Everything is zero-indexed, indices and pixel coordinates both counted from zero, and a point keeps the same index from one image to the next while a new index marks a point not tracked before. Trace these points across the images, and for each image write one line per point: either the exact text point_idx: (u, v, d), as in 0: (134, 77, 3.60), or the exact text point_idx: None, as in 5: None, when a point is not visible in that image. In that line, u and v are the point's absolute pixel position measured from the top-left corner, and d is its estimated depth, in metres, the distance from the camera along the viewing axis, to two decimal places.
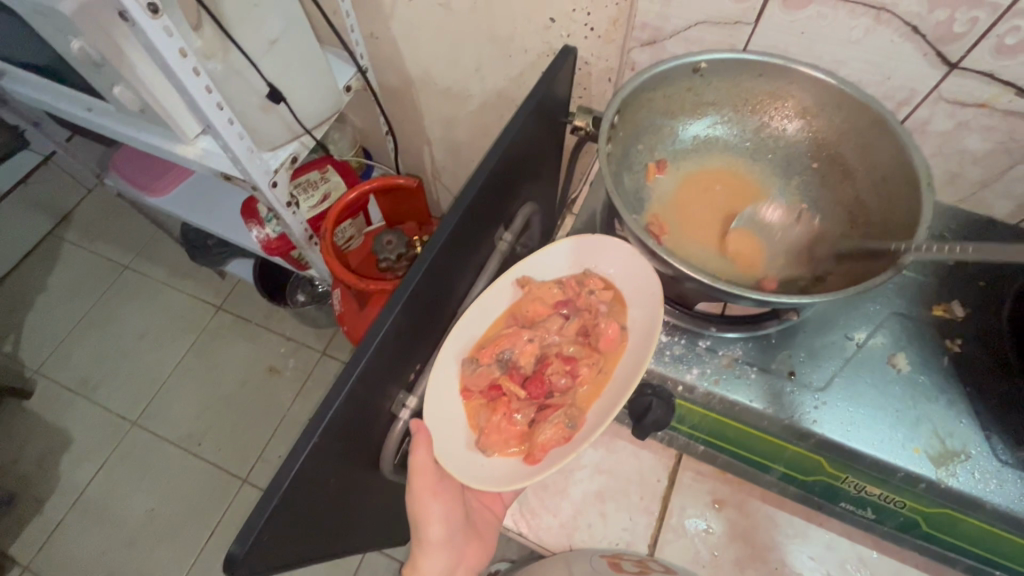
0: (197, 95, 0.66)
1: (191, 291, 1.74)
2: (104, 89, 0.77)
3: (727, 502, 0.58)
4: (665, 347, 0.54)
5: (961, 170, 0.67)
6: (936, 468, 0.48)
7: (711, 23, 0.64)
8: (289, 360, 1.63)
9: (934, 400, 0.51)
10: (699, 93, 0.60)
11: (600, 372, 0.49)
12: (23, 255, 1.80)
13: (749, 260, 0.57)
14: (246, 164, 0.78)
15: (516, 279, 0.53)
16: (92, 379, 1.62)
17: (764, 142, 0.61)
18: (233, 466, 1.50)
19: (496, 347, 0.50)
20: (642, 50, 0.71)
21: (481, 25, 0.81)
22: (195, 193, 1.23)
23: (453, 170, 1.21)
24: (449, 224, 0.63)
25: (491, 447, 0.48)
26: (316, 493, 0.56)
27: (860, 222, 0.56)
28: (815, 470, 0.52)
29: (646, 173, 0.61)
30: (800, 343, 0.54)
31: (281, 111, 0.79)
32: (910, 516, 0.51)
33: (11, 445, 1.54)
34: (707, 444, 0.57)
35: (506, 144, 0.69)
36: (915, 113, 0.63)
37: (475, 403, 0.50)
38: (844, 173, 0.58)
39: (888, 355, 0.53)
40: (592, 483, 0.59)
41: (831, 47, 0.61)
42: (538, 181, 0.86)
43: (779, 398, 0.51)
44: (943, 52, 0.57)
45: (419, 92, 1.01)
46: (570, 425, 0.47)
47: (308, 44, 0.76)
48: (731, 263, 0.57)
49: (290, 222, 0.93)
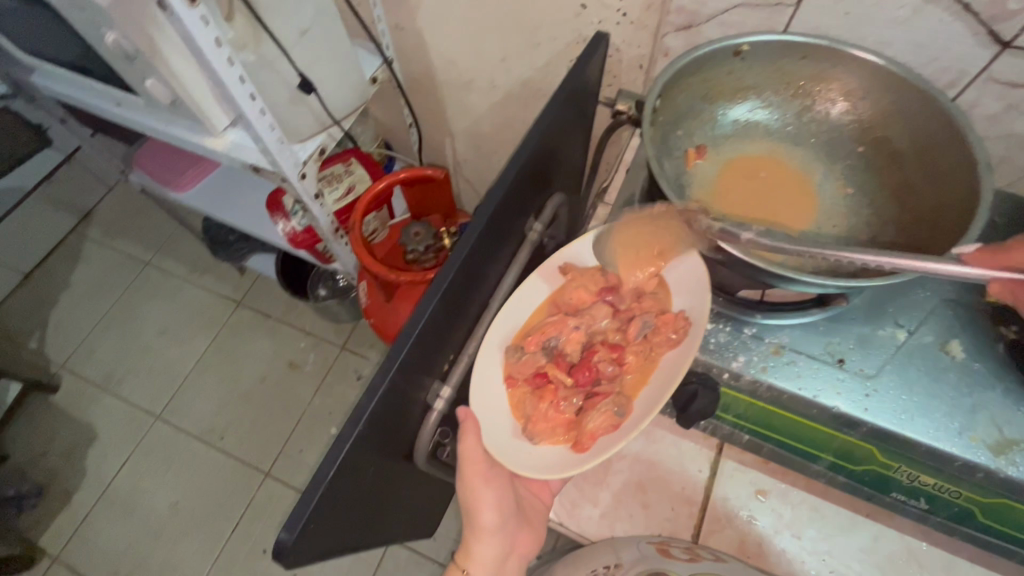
0: (233, 87, 0.66)
1: (211, 287, 1.76)
2: (135, 82, 0.77)
3: (770, 492, 0.57)
4: (710, 335, 0.54)
5: (1009, 154, 0.65)
6: (995, 456, 0.46)
7: (751, 6, 0.62)
8: (310, 355, 1.64)
9: (990, 388, 0.50)
10: (740, 77, 0.59)
11: (647, 359, 0.48)
12: (47, 252, 1.83)
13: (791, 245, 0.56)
14: (277, 155, 0.77)
15: (558, 265, 0.52)
16: (116, 374, 1.64)
17: (806, 126, 0.60)
18: (256, 459, 1.51)
19: (542, 335, 0.49)
20: (676, 35, 0.70)
21: (509, 14, 0.81)
22: (218, 188, 1.24)
23: (475, 162, 1.21)
24: (484, 213, 0.63)
25: (538, 435, 0.47)
26: (357, 481, 0.56)
27: (910, 206, 0.55)
28: (866, 459, 0.51)
29: (687, 158, 0.59)
30: (849, 330, 0.53)
31: (311, 101, 0.79)
32: (965, 506, 0.50)
33: (38, 439, 1.57)
34: (751, 433, 0.56)
35: (539, 132, 0.68)
36: (962, 95, 0.61)
37: (519, 391, 0.49)
38: (891, 157, 0.57)
39: (940, 342, 0.52)
40: (632, 473, 0.58)
41: (876, 28, 0.59)
42: (567, 171, 0.85)
43: (829, 386, 0.50)
44: (995, 31, 0.55)
45: (443, 83, 1.01)
46: (618, 413, 0.46)
47: (337, 33, 0.76)
48: None
49: (317, 214, 0.93)
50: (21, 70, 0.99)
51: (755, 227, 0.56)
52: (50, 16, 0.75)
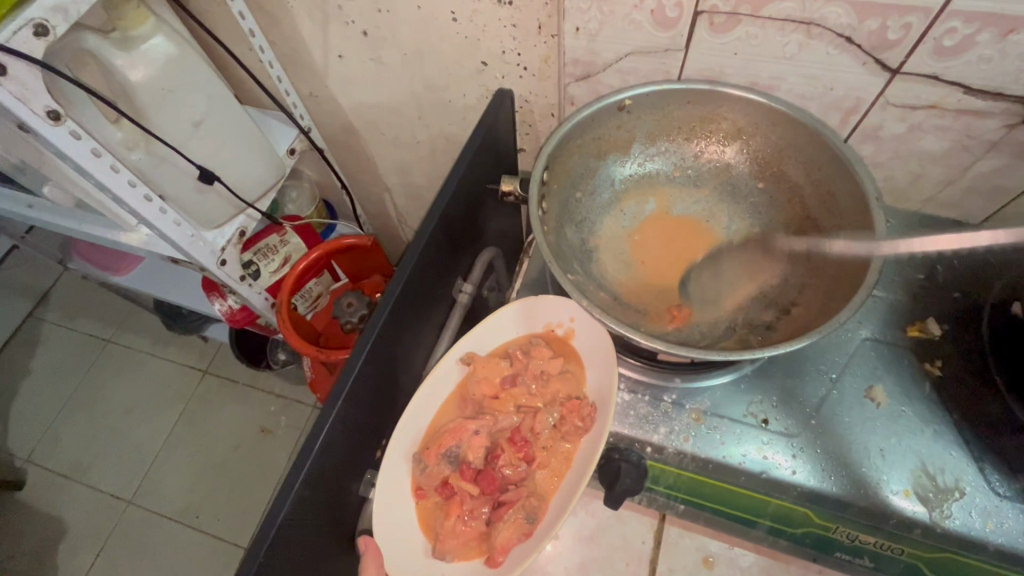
0: (121, 192, 0.63)
1: (176, 358, 1.72)
2: (35, 187, 0.75)
3: (718, 558, 0.54)
4: (629, 407, 0.51)
5: (923, 170, 0.64)
6: (929, 510, 0.44)
7: (640, 53, 0.62)
8: (280, 419, 1.60)
9: (919, 432, 0.48)
10: (631, 130, 0.59)
11: (558, 452, 0.45)
12: (4, 341, 1.78)
13: (721, 308, 0.53)
14: (188, 248, 0.75)
15: (460, 355, 0.49)
16: (84, 461, 1.59)
17: (703, 168, 0.58)
18: (233, 535, 1.46)
19: (441, 445, 0.45)
20: (578, 85, 0.69)
21: (415, 74, 0.79)
22: (159, 267, 1.20)
23: (417, 213, 1.19)
24: (391, 296, 0.60)
25: (448, 553, 0.43)
26: None
27: (815, 240, 0.53)
28: (804, 522, 0.49)
29: (590, 223, 0.58)
30: (772, 385, 0.51)
31: (218, 190, 0.76)
32: (911, 561, 0.47)
33: (6, 540, 1.51)
34: (687, 502, 0.53)
35: (447, 198, 0.66)
36: (864, 121, 0.60)
37: (430, 503, 0.45)
38: (791, 190, 0.55)
39: (866, 388, 0.50)
40: (574, 553, 0.56)
41: (768, 64, 0.58)
42: (492, 225, 0.84)
43: (755, 451, 0.48)
44: (881, 60, 0.54)
45: (367, 143, 0.99)
46: (529, 519, 0.42)
47: (237, 118, 0.74)
48: (702, 313, 0.53)
49: (247, 295, 0.90)
50: None
51: (679, 289, 0.54)
52: None
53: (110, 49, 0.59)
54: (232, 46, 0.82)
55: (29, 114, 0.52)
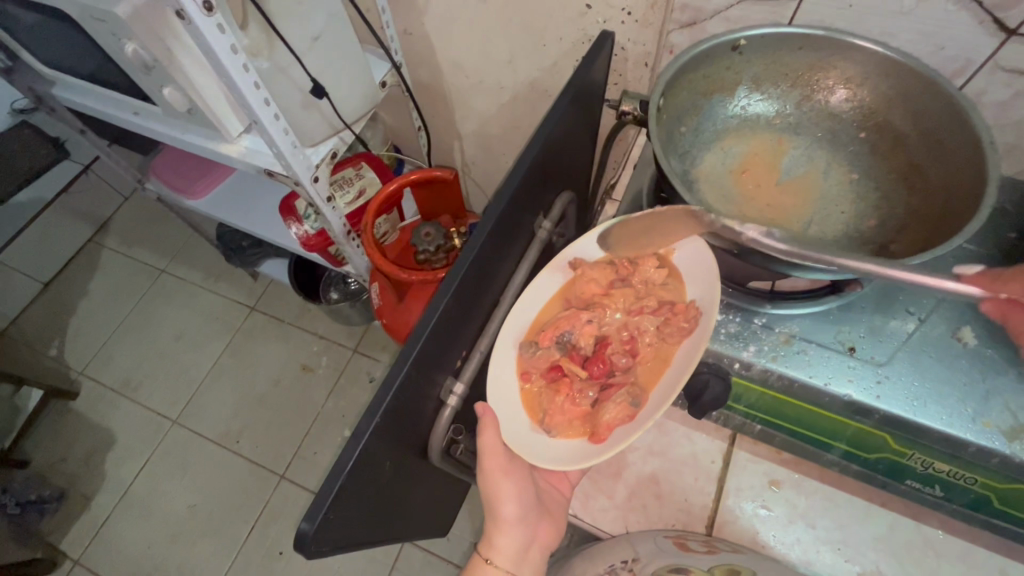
0: (248, 93, 0.68)
1: (226, 292, 1.78)
2: (153, 91, 0.80)
3: (784, 483, 0.57)
4: (720, 325, 0.54)
5: (1017, 141, 0.65)
6: (1010, 442, 0.46)
7: (752, 2, 0.63)
8: (322, 358, 1.65)
9: (1004, 373, 0.50)
10: (739, 72, 0.60)
11: (662, 349, 0.49)
12: (65, 262, 1.86)
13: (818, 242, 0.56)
14: (290, 159, 0.79)
15: (567, 261, 0.54)
16: (135, 379, 1.66)
17: (806, 114, 0.61)
18: (271, 462, 1.52)
19: (556, 330, 0.50)
20: (681, 32, 0.71)
21: (515, 16, 0.82)
22: (232, 195, 1.26)
23: (484, 164, 1.22)
24: (494, 212, 0.64)
25: (554, 427, 0.49)
26: (375, 475, 0.57)
27: (916, 186, 0.55)
28: (879, 447, 0.51)
29: (692, 156, 0.61)
30: (860, 318, 0.53)
31: (322, 107, 0.81)
32: (981, 493, 0.50)
33: (58, 445, 1.59)
34: (764, 424, 0.56)
35: (549, 128, 0.69)
36: (969, 84, 0.62)
37: (536, 386, 0.50)
38: (894, 140, 0.57)
39: (953, 329, 0.52)
40: (646, 465, 0.59)
41: (881, 19, 0.59)
42: (575, 169, 0.86)
43: (840, 374, 0.50)
44: (1000, 19, 0.55)
45: (451, 85, 1.02)
46: (634, 403, 0.47)
47: (347, 39, 0.78)
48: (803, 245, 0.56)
49: (329, 217, 0.94)
50: (43, 82, 1.02)
51: (777, 222, 0.57)
52: (70, 30, 0.78)
53: None
54: None
55: (189, 2, 0.56)
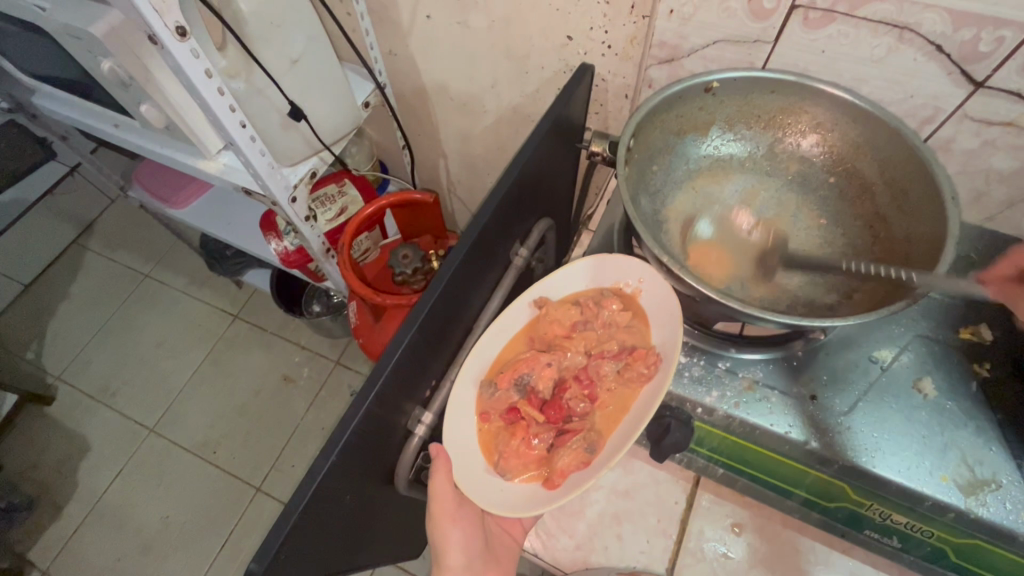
0: (223, 116, 0.68)
1: (208, 300, 1.76)
2: (130, 107, 0.79)
3: (746, 526, 0.57)
4: (684, 368, 0.54)
5: (986, 188, 0.65)
6: (965, 497, 0.46)
7: (728, 43, 0.64)
8: (303, 370, 1.64)
9: (962, 426, 0.50)
10: (711, 112, 0.61)
11: (621, 394, 0.49)
12: (46, 264, 1.83)
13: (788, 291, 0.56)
14: (267, 179, 0.78)
15: (533, 299, 0.53)
16: (112, 386, 1.64)
17: (778, 157, 0.61)
18: (247, 474, 1.50)
19: (515, 372, 0.50)
20: (659, 67, 0.70)
21: (498, 43, 0.82)
22: (214, 205, 1.25)
23: (468, 183, 1.22)
24: (466, 242, 0.64)
25: (509, 471, 0.48)
26: (333, 509, 0.57)
27: (881, 234, 0.56)
28: (838, 496, 0.51)
29: (662, 195, 0.61)
30: (823, 365, 0.53)
31: (301, 128, 0.80)
32: (938, 545, 0.50)
33: (29, 451, 1.56)
34: (726, 467, 0.56)
35: (525, 159, 0.69)
36: (939, 131, 0.62)
37: (494, 427, 0.50)
38: (862, 187, 0.58)
39: (914, 379, 0.52)
40: (609, 504, 0.59)
41: (852, 65, 0.60)
42: (553, 196, 0.86)
43: (800, 422, 0.50)
44: (967, 71, 0.56)
45: (435, 107, 1.02)
46: (589, 450, 0.46)
47: (329, 62, 0.78)
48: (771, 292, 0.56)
49: (308, 235, 0.94)
50: (23, 89, 1.01)
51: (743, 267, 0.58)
52: (49, 42, 0.77)
53: None
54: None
55: (162, 27, 0.56)
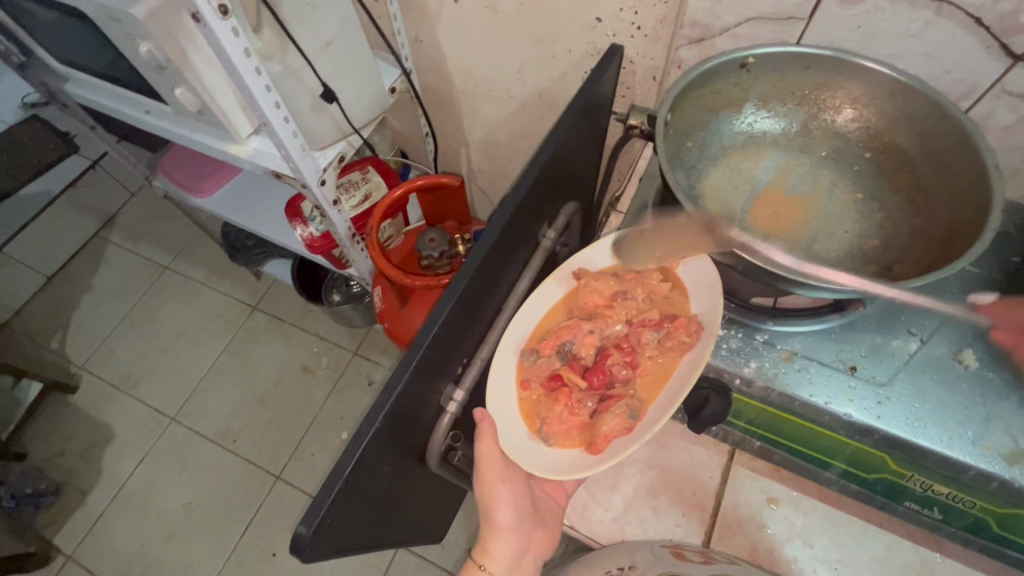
0: (259, 96, 0.69)
1: (228, 291, 1.78)
2: (164, 92, 0.80)
3: (782, 500, 0.57)
4: (722, 341, 0.54)
5: (1022, 165, 0.65)
6: (1010, 466, 0.46)
7: (761, 20, 0.64)
8: (322, 360, 1.65)
9: (1004, 397, 0.49)
10: (746, 89, 0.61)
11: (664, 362, 0.49)
12: (69, 256, 1.86)
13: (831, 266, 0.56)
14: (298, 161, 0.80)
15: (572, 270, 0.54)
16: (134, 375, 1.67)
17: (813, 132, 0.61)
18: (268, 462, 1.52)
19: (557, 339, 0.51)
20: (689, 48, 0.72)
21: (526, 27, 0.83)
22: (238, 194, 1.26)
23: (490, 171, 1.22)
24: (500, 220, 0.64)
25: (552, 437, 0.49)
26: (373, 480, 0.57)
27: (919, 205, 0.56)
28: (878, 467, 0.51)
29: (696, 170, 0.61)
30: (862, 337, 0.53)
31: (332, 111, 0.82)
32: (980, 517, 0.49)
33: (55, 439, 1.59)
34: (763, 440, 0.56)
35: (557, 139, 0.69)
36: (975, 107, 0.62)
37: (535, 394, 0.50)
38: (899, 161, 0.58)
39: (954, 351, 0.52)
40: (643, 478, 0.59)
41: (888, 41, 0.60)
42: (580, 180, 0.86)
43: (841, 392, 0.50)
44: (1007, 44, 0.56)
45: (460, 94, 1.03)
46: (632, 415, 0.47)
47: (360, 45, 0.79)
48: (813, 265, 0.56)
49: (335, 219, 0.95)
50: (56, 78, 1.03)
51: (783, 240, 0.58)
52: (85, 27, 0.79)
53: None
54: None
55: (205, 5, 0.57)
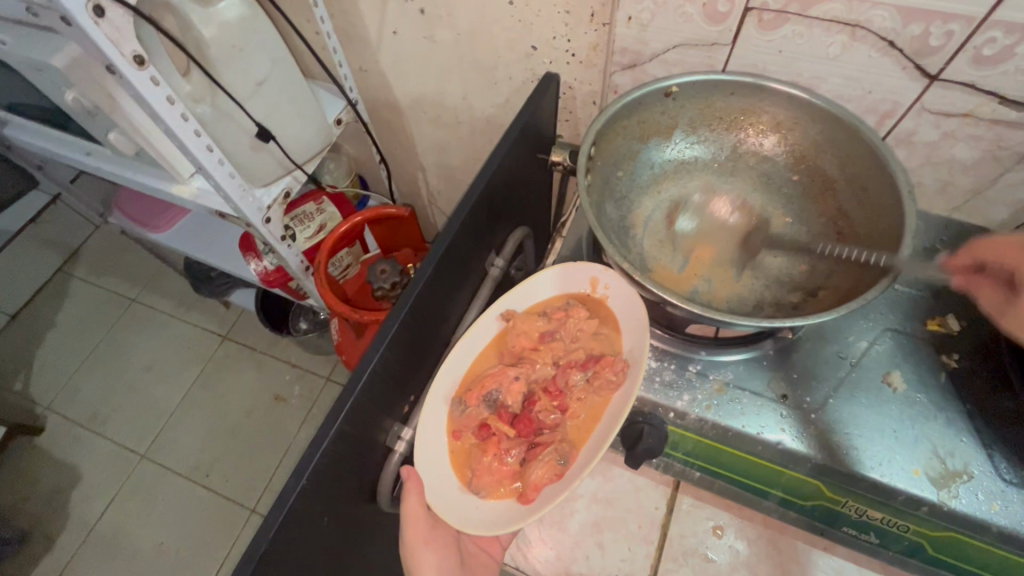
0: (188, 140, 0.68)
1: (196, 322, 1.75)
2: (99, 135, 0.79)
3: (728, 529, 0.57)
4: (655, 373, 0.54)
5: (952, 179, 0.66)
6: (938, 490, 0.46)
7: (688, 46, 0.64)
8: (294, 388, 1.63)
9: (932, 419, 0.50)
10: (673, 117, 0.61)
11: (593, 402, 0.49)
12: (31, 294, 1.82)
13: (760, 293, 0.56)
14: (238, 201, 0.78)
15: (500, 313, 0.53)
16: (101, 414, 1.63)
17: (740, 157, 0.62)
18: (242, 496, 1.49)
19: (483, 389, 0.50)
20: (623, 74, 0.71)
21: (464, 55, 0.83)
22: (194, 228, 1.24)
23: (448, 194, 1.22)
24: (434, 255, 0.62)
25: (483, 489, 0.48)
26: (310, 533, 0.55)
27: (845, 231, 0.56)
28: (815, 495, 0.51)
29: (626, 200, 0.61)
30: (793, 364, 0.53)
31: (272, 149, 0.81)
32: (915, 539, 0.50)
33: (20, 483, 1.54)
34: (703, 470, 0.56)
35: (493, 170, 0.68)
36: (899, 125, 0.63)
37: (466, 444, 0.50)
38: (824, 185, 0.58)
39: (883, 373, 0.52)
40: (589, 513, 0.58)
41: (809, 64, 0.61)
42: (527, 206, 0.86)
43: (772, 422, 0.50)
44: (921, 65, 0.57)
45: (409, 120, 1.03)
46: (561, 461, 0.46)
47: (295, 82, 0.78)
48: (742, 294, 0.56)
49: (284, 254, 0.93)
50: None
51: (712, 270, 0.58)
52: (13, 74, 0.77)
53: (189, 5, 0.63)
54: (291, 16, 0.86)
55: (119, 57, 0.56)
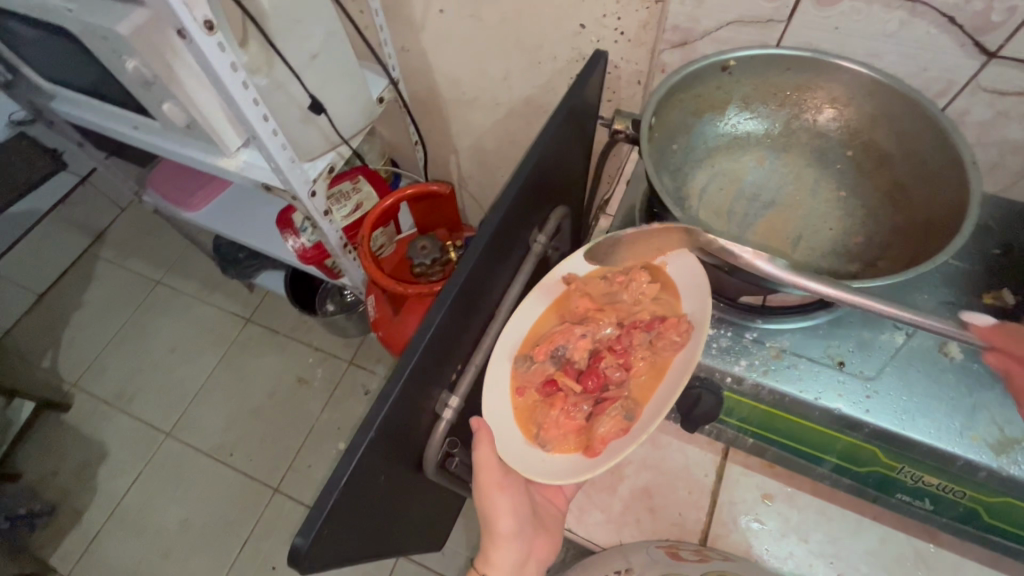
0: (247, 109, 0.69)
1: (220, 304, 1.77)
2: (151, 108, 0.80)
3: (777, 497, 0.58)
4: (712, 340, 0.55)
5: (1001, 160, 0.67)
6: (996, 455, 0.47)
7: (742, 23, 0.65)
8: (317, 370, 1.65)
9: (989, 388, 0.50)
10: (728, 91, 0.61)
11: (656, 362, 0.50)
12: (59, 274, 1.85)
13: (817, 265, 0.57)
14: (288, 173, 0.80)
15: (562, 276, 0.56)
16: (128, 392, 1.65)
17: (794, 132, 0.63)
18: (265, 474, 1.51)
19: (549, 345, 0.52)
20: (672, 52, 0.72)
21: (510, 35, 0.84)
22: (228, 207, 1.26)
23: (480, 178, 1.23)
24: (489, 225, 0.63)
25: (550, 442, 0.50)
26: (369, 489, 0.57)
27: (902, 204, 0.57)
28: (870, 461, 0.52)
29: (682, 171, 0.62)
30: (849, 333, 0.54)
31: (320, 122, 0.82)
32: (970, 506, 0.50)
33: (49, 458, 1.57)
34: (755, 437, 0.57)
35: (544, 144, 0.69)
36: (953, 103, 0.63)
37: (531, 400, 0.52)
38: (880, 160, 0.59)
39: (939, 343, 0.53)
40: (639, 479, 0.60)
41: (865, 41, 0.61)
42: (569, 185, 0.87)
43: (830, 388, 0.51)
44: (981, 42, 0.57)
45: (447, 102, 1.04)
46: (627, 417, 0.48)
47: (345, 56, 0.79)
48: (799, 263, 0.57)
49: (326, 230, 0.95)
50: (42, 96, 1.03)
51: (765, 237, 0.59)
52: (70, 45, 0.79)
53: None
54: None
55: (191, 21, 0.58)
